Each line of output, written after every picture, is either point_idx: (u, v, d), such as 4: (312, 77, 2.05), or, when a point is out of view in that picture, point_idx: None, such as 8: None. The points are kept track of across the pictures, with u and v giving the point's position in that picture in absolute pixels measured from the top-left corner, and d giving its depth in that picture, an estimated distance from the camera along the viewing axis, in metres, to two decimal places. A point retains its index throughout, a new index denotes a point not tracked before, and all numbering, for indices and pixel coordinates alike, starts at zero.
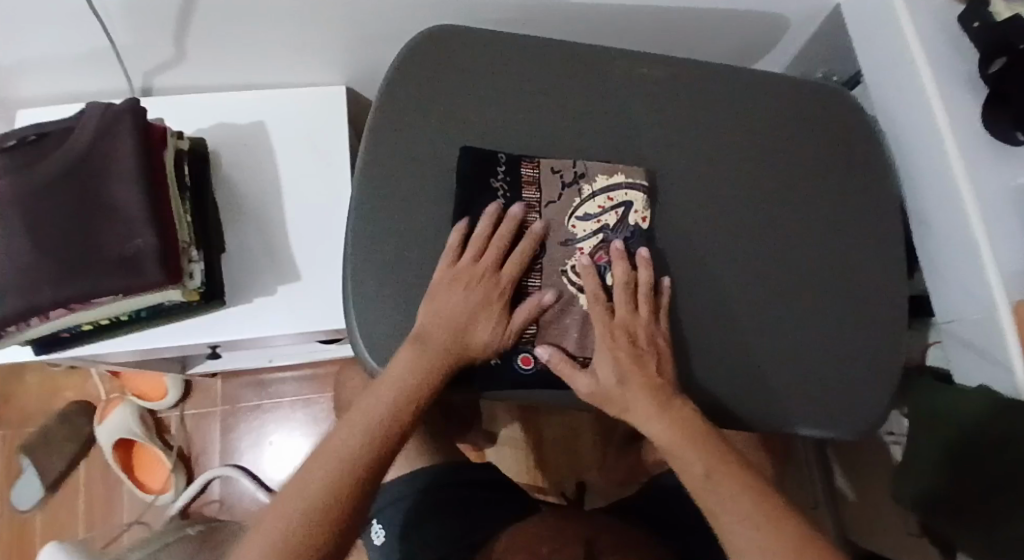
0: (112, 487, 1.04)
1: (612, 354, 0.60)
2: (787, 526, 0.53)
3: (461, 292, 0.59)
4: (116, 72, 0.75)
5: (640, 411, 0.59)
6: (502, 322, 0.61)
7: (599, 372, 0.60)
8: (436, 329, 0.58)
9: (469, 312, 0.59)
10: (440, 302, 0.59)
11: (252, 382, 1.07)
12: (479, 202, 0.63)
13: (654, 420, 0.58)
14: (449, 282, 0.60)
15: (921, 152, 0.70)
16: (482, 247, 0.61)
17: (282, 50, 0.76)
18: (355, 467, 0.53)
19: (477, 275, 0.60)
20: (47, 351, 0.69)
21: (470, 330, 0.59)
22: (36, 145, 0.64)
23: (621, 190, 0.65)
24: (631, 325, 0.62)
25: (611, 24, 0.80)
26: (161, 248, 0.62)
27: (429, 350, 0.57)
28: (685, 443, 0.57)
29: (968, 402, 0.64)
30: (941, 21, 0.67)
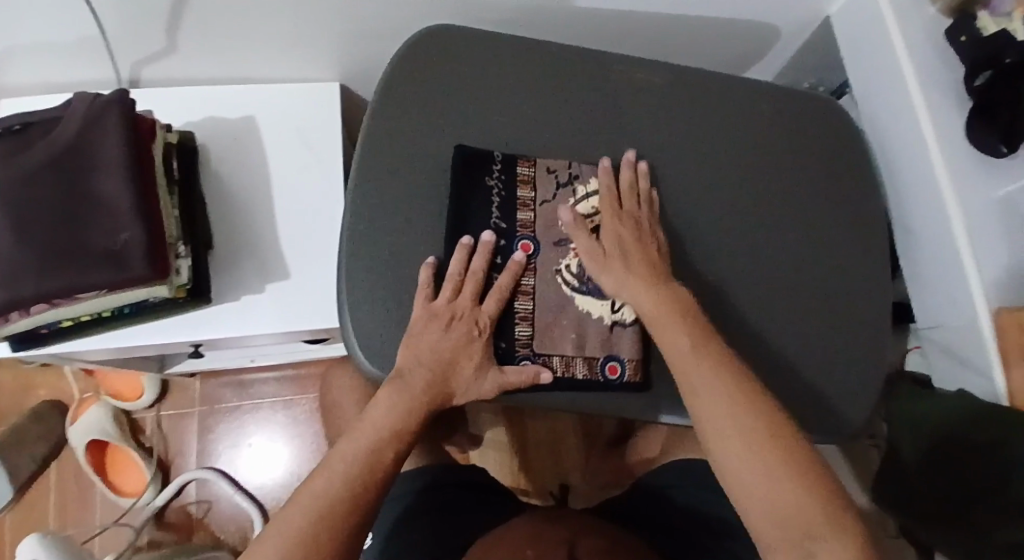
0: (84, 489, 1.00)
1: (615, 228, 0.63)
2: (798, 457, 0.50)
3: (442, 330, 0.59)
4: (103, 62, 0.73)
5: (711, 400, 0.54)
6: (484, 362, 0.60)
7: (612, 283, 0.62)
8: (417, 367, 0.58)
9: (448, 352, 0.59)
10: (420, 343, 0.59)
11: (231, 382, 1.05)
12: (473, 199, 0.63)
13: (721, 415, 0.53)
14: (428, 320, 0.59)
15: (908, 162, 0.71)
16: (457, 285, 0.60)
17: (276, 45, 0.75)
18: (345, 495, 0.53)
19: (457, 309, 0.60)
20: (26, 348, 0.66)
21: (453, 366, 0.59)
22: (19, 135, 0.62)
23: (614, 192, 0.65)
24: (636, 216, 0.64)
25: (608, 29, 0.80)
26: (149, 243, 0.61)
27: (410, 391, 0.57)
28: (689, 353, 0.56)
29: (948, 407, 0.66)
30: (928, 37, 0.69)
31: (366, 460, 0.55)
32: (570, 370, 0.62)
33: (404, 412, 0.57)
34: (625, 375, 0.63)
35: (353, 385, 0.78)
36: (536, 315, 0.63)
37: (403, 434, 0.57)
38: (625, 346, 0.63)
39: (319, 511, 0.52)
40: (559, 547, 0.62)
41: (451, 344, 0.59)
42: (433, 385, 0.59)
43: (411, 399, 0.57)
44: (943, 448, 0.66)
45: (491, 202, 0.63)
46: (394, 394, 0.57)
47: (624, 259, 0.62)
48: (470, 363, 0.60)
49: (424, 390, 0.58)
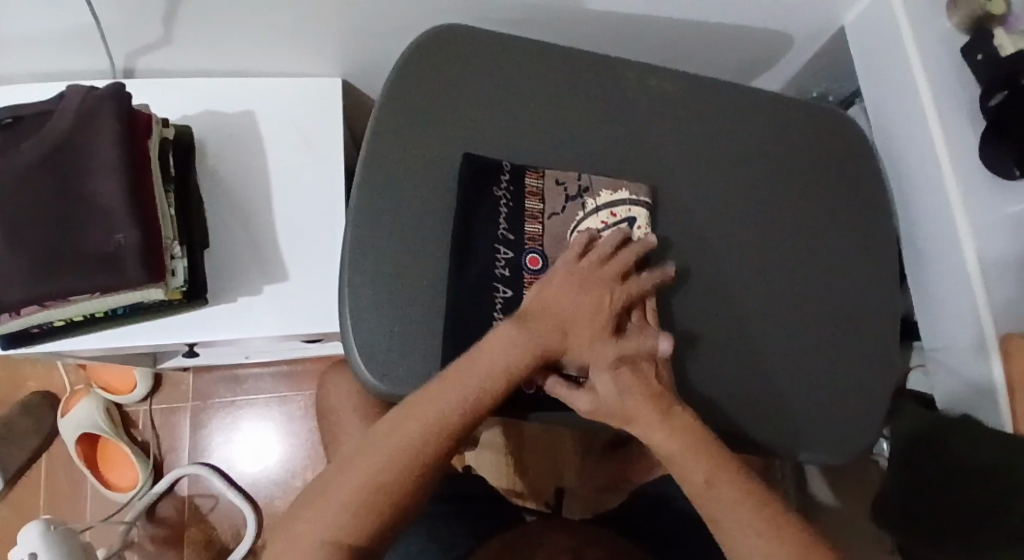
0: (74, 482, 0.99)
1: (613, 366, 0.57)
2: (787, 534, 0.55)
3: (577, 289, 0.58)
4: (98, 52, 0.71)
5: (691, 468, 0.57)
6: (605, 328, 0.58)
7: (600, 389, 0.58)
8: (542, 316, 0.57)
9: (579, 311, 0.58)
10: (556, 296, 0.58)
11: (225, 377, 1.04)
12: (480, 210, 0.62)
13: (702, 476, 0.57)
14: (576, 282, 0.59)
15: (919, 179, 0.71)
16: (605, 257, 0.60)
17: (277, 38, 0.73)
18: (432, 444, 0.52)
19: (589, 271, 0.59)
20: (15, 347, 0.64)
21: (581, 325, 0.57)
22: (10, 129, 0.60)
23: (624, 207, 0.64)
24: (626, 334, 0.59)
25: (619, 32, 0.79)
26: (144, 245, 0.59)
27: (531, 336, 0.56)
28: (682, 445, 0.57)
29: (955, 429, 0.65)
30: (944, 51, 0.68)
31: (471, 399, 0.53)
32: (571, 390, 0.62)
33: (515, 359, 0.55)
34: None
35: (351, 389, 0.77)
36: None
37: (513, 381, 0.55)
38: None
39: (409, 447, 0.51)
40: None
41: (587, 306, 0.58)
42: (552, 338, 0.57)
43: (528, 348, 0.55)
44: (944, 467, 0.66)
45: (499, 213, 0.62)
46: (516, 339, 0.55)
47: (625, 395, 0.57)
48: (591, 331, 0.58)
49: (543, 341, 0.56)
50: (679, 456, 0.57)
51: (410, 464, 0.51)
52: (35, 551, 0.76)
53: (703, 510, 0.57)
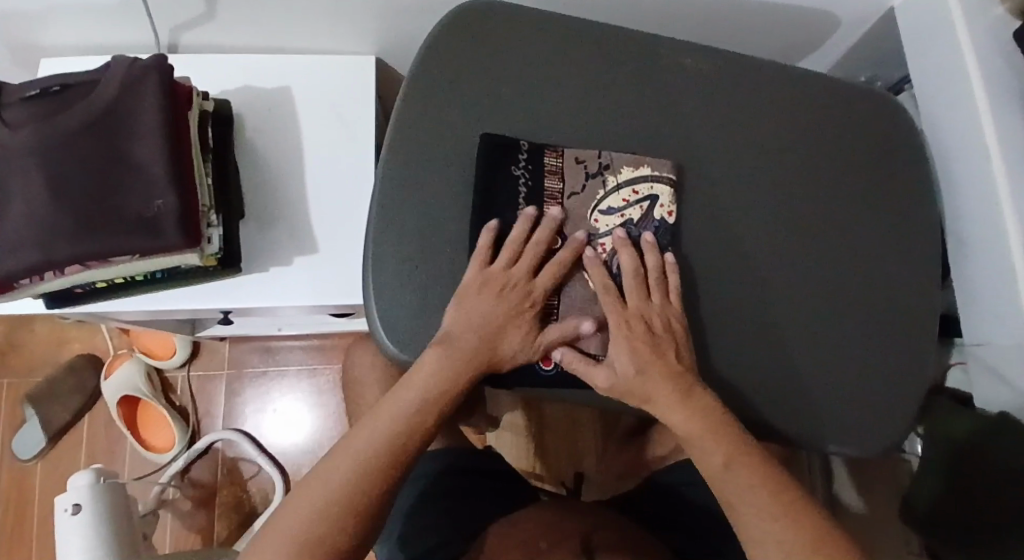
0: (115, 442, 1.03)
1: (630, 344, 0.59)
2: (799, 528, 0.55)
3: (497, 296, 0.58)
4: (142, 25, 0.73)
5: (707, 450, 0.57)
6: (531, 334, 0.59)
7: (617, 364, 0.59)
8: (469, 334, 0.57)
9: (499, 322, 0.58)
10: (473, 307, 0.57)
11: (259, 348, 1.07)
12: (501, 187, 0.62)
13: (718, 457, 0.56)
14: (494, 291, 0.58)
15: (964, 170, 0.68)
16: (516, 254, 0.60)
17: (314, 16, 0.75)
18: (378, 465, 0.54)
19: (506, 277, 0.59)
20: (59, 307, 0.68)
21: (503, 334, 0.58)
22: (59, 96, 0.62)
23: (646, 183, 0.63)
24: (645, 314, 0.60)
25: (654, 12, 0.77)
26: (182, 210, 0.62)
27: (462, 354, 0.56)
28: (704, 431, 0.57)
29: (988, 428, 0.63)
30: (996, 35, 0.64)
31: (410, 415, 0.56)
32: None
33: (449, 381, 0.56)
34: None
35: (374, 362, 0.78)
36: (562, 312, 0.61)
37: (447, 403, 0.56)
38: None
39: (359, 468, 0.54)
40: (568, 541, 0.61)
41: (502, 313, 0.58)
42: (479, 353, 0.57)
43: (456, 365, 0.56)
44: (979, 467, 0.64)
45: (518, 192, 0.62)
46: (443, 361, 0.56)
47: (642, 373, 0.58)
48: (518, 334, 0.59)
49: (474, 359, 0.57)
50: (698, 439, 0.57)
51: (368, 478, 0.53)
52: (79, 502, 0.81)
53: (719, 493, 0.57)
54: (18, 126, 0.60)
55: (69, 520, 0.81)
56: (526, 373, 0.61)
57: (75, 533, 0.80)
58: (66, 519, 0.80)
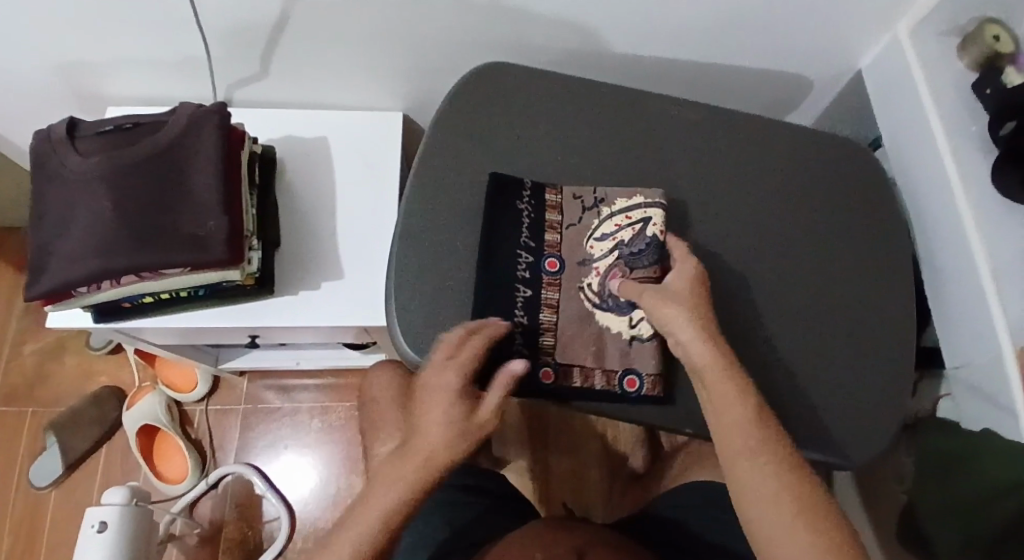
0: (129, 473, 1.06)
1: (695, 285, 0.61)
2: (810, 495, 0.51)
3: (457, 410, 0.58)
4: (200, 80, 0.83)
5: (722, 392, 0.55)
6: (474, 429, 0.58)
7: (670, 284, 0.62)
8: (422, 441, 0.57)
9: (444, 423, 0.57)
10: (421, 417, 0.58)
11: (275, 385, 1.11)
12: (504, 217, 0.68)
13: (735, 403, 0.54)
14: (451, 406, 0.58)
15: (930, 207, 0.75)
16: (453, 354, 0.60)
17: (351, 76, 0.85)
18: None
19: (463, 396, 0.59)
20: (106, 321, 0.74)
21: (450, 433, 0.57)
22: (128, 133, 0.70)
23: (639, 210, 0.69)
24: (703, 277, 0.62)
25: (652, 74, 0.87)
26: (230, 231, 0.68)
27: (408, 463, 0.56)
28: (724, 378, 0.55)
29: (972, 443, 0.66)
30: (955, 90, 0.73)
31: (371, 536, 0.53)
32: (590, 381, 0.66)
33: (407, 488, 0.55)
34: (643, 389, 0.66)
35: (388, 385, 0.83)
36: (560, 327, 0.67)
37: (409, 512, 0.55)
38: (645, 359, 0.66)
39: None
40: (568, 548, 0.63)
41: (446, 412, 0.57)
42: (430, 458, 0.56)
43: (406, 474, 0.55)
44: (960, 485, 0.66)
45: (521, 222, 0.69)
46: (394, 474, 0.55)
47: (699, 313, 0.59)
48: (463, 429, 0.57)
49: (424, 462, 0.56)
50: (714, 377, 0.55)
51: None
52: (105, 519, 0.84)
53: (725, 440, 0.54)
54: (89, 155, 0.68)
55: (93, 537, 0.83)
56: (534, 385, 0.65)
57: (97, 551, 0.83)
58: (91, 535, 0.83)
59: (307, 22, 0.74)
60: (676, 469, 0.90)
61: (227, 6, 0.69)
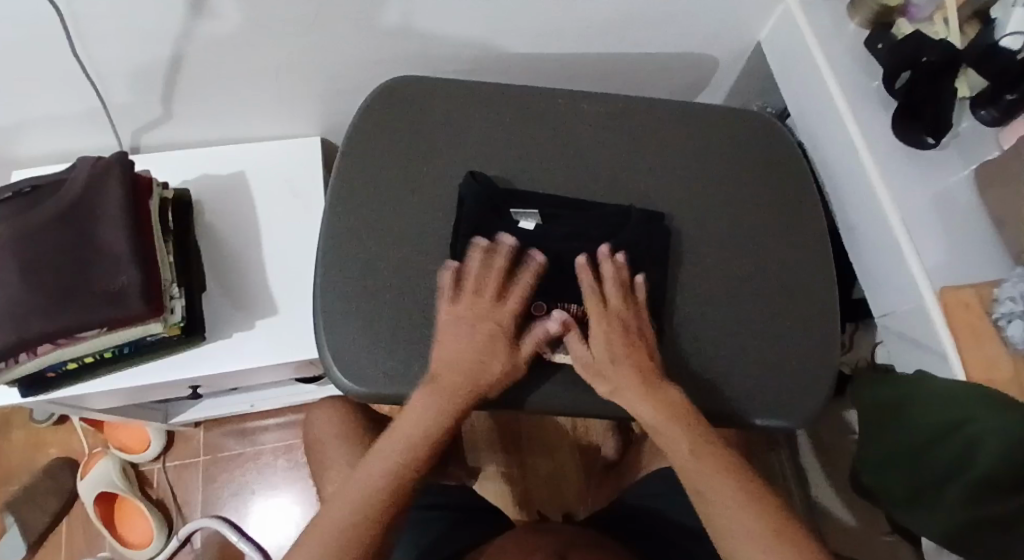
0: (93, 543, 1.03)
1: (607, 338, 0.63)
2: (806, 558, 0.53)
3: (475, 350, 0.63)
4: (105, 132, 0.81)
5: (720, 500, 0.57)
6: (468, 332, 0.63)
7: (593, 347, 0.63)
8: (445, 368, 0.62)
9: (467, 347, 0.63)
10: (449, 346, 0.63)
11: (234, 430, 1.09)
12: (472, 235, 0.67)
13: (724, 499, 0.57)
14: (484, 350, 0.63)
15: (836, 162, 0.76)
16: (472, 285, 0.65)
17: (261, 108, 0.83)
18: (397, 466, 0.59)
19: (460, 324, 0.64)
20: (33, 394, 0.72)
21: (444, 338, 0.63)
22: (29, 196, 0.68)
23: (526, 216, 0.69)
24: (625, 316, 0.65)
25: (561, 68, 0.88)
26: (145, 283, 0.66)
27: (443, 373, 0.62)
28: (705, 475, 0.58)
29: (897, 382, 0.67)
30: (848, 49, 0.76)
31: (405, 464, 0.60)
32: None
33: (455, 377, 0.62)
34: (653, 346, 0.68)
35: (341, 419, 0.83)
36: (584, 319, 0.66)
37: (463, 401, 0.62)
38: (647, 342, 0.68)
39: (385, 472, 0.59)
40: None
41: (458, 340, 0.63)
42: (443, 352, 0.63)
43: (455, 369, 0.62)
44: (888, 434, 0.67)
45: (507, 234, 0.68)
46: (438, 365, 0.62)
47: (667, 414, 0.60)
48: (456, 342, 0.63)
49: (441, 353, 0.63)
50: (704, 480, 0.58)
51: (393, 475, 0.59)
52: None
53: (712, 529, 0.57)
54: None
55: None
56: None
57: None
58: None
59: (203, 62, 0.72)
60: (644, 456, 0.90)
61: (119, 53, 0.68)
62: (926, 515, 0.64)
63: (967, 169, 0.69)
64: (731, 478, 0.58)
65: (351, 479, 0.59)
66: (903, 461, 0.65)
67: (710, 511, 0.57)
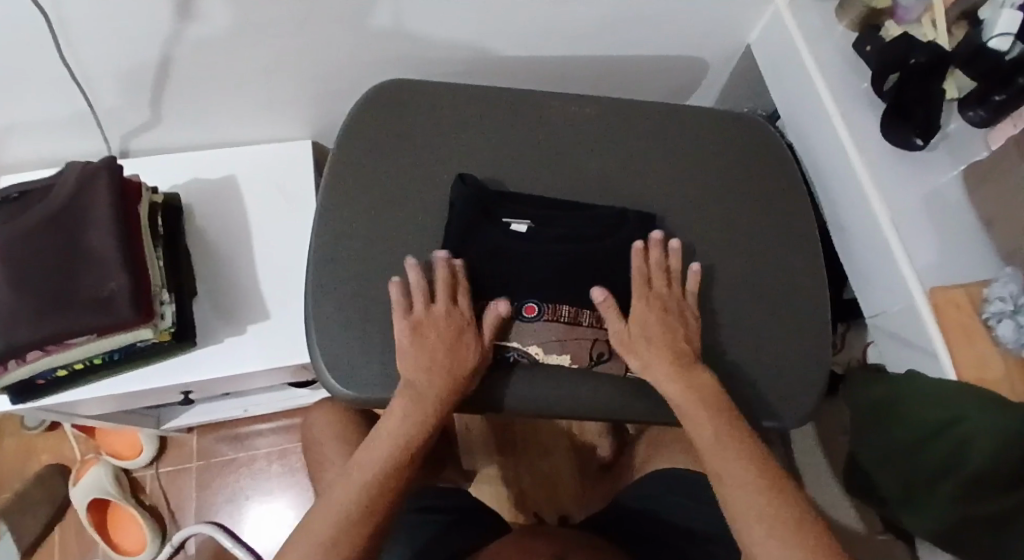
0: (86, 550, 1.02)
1: (649, 313, 0.64)
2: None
3: (447, 350, 0.62)
4: (95, 137, 0.81)
5: (734, 482, 0.56)
6: (422, 336, 0.62)
7: (634, 322, 0.64)
8: (418, 373, 0.61)
9: (430, 349, 0.62)
10: (416, 353, 0.62)
11: (228, 435, 1.09)
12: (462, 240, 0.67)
13: (745, 485, 0.56)
14: (443, 347, 0.62)
15: (827, 163, 0.76)
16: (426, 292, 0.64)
17: (251, 111, 0.83)
18: (390, 459, 0.59)
19: (417, 329, 0.62)
20: (23, 401, 0.71)
21: (409, 350, 0.62)
22: (18, 202, 0.68)
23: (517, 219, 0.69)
24: (667, 297, 0.66)
25: (552, 71, 0.88)
26: (134, 289, 0.65)
27: (424, 370, 0.61)
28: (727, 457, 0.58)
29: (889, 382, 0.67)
30: (837, 51, 0.76)
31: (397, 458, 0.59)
32: None
33: (440, 370, 0.61)
34: None
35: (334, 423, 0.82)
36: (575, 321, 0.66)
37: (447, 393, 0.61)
38: None
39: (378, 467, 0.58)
40: None
41: (414, 347, 0.62)
42: (415, 359, 0.61)
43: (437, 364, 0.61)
44: (878, 433, 0.68)
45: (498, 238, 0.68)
46: (419, 366, 0.61)
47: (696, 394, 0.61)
48: (417, 348, 0.62)
49: (409, 360, 0.62)
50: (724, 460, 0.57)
51: (385, 471, 0.58)
52: None
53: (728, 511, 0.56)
54: None
55: None
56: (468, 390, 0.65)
57: None
58: None
59: (192, 66, 0.72)
60: (639, 457, 0.90)
61: (107, 56, 0.67)
62: (916, 515, 0.64)
63: (956, 169, 0.70)
64: (750, 472, 0.56)
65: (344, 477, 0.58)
66: (894, 460, 0.66)
67: (724, 489, 0.57)
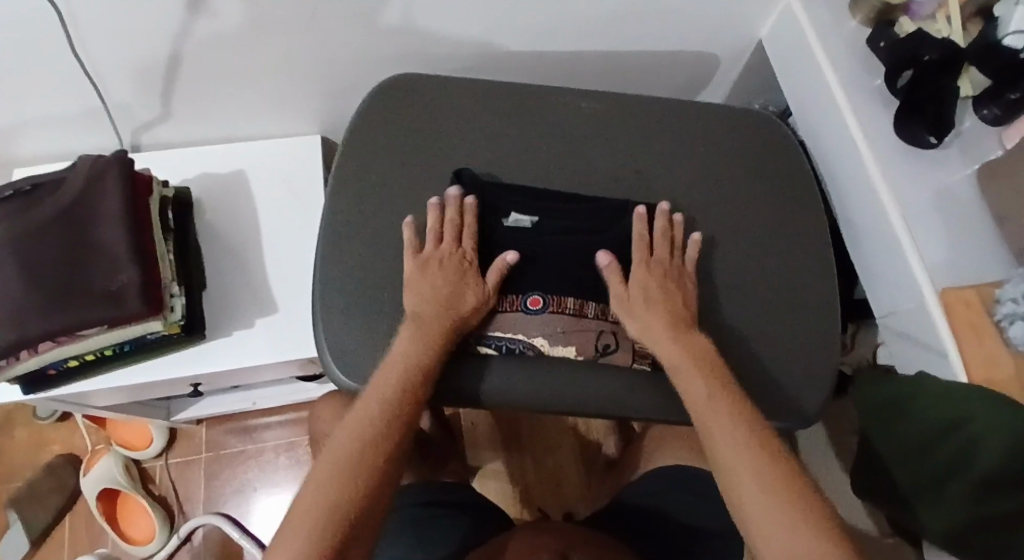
0: (96, 540, 1.04)
1: (648, 278, 0.65)
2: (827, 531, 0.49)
3: (450, 284, 0.63)
4: (106, 131, 0.81)
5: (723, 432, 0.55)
6: (429, 273, 0.64)
7: (632, 286, 0.65)
8: (422, 309, 0.62)
9: (442, 285, 0.63)
10: (421, 287, 0.63)
11: (236, 428, 1.09)
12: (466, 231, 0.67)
13: (735, 437, 0.54)
14: (448, 284, 0.63)
15: (837, 160, 0.76)
16: (437, 231, 0.66)
17: (261, 106, 0.84)
18: (368, 441, 0.54)
19: (424, 265, 0.64)
20: (34, 391, 0.72)
21: (416, 287, 0.63)
22: (28, 195, 0.68)
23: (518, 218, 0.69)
24: (667, 265, 0.67)
25: (560, 67, 0.88)
26: (144, 282, 0.66)
27: (422, 323, 0.61)
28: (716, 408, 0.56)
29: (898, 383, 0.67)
30: (850, 47, 0.75)
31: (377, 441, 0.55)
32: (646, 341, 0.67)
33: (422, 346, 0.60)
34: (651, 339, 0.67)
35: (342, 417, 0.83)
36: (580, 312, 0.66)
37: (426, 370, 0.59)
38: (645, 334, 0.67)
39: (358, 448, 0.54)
40: None
41: (422, 282, 0.63)
42: (420, 296, 0.63)
43: (417, 340, 0.60)
44: (887, 433, 0.67)
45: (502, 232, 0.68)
46: (410, 336, 0.61)
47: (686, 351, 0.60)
48: (424, 284, 0.63)
49: (415, 298, 0.63)
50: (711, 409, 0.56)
51: (363, 452, 0.54)
52: None
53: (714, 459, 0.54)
54: None
55: None
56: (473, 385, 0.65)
57: None
58: None
59: (204, 62, 0.73)
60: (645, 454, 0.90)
61: (118, 51, 0.68)
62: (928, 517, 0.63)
63: (969, 168, 0.69)
64: (728, 422, 0.55)
65: (317, 467, 0.53)
66: (904, 461, 0.65)
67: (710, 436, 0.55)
